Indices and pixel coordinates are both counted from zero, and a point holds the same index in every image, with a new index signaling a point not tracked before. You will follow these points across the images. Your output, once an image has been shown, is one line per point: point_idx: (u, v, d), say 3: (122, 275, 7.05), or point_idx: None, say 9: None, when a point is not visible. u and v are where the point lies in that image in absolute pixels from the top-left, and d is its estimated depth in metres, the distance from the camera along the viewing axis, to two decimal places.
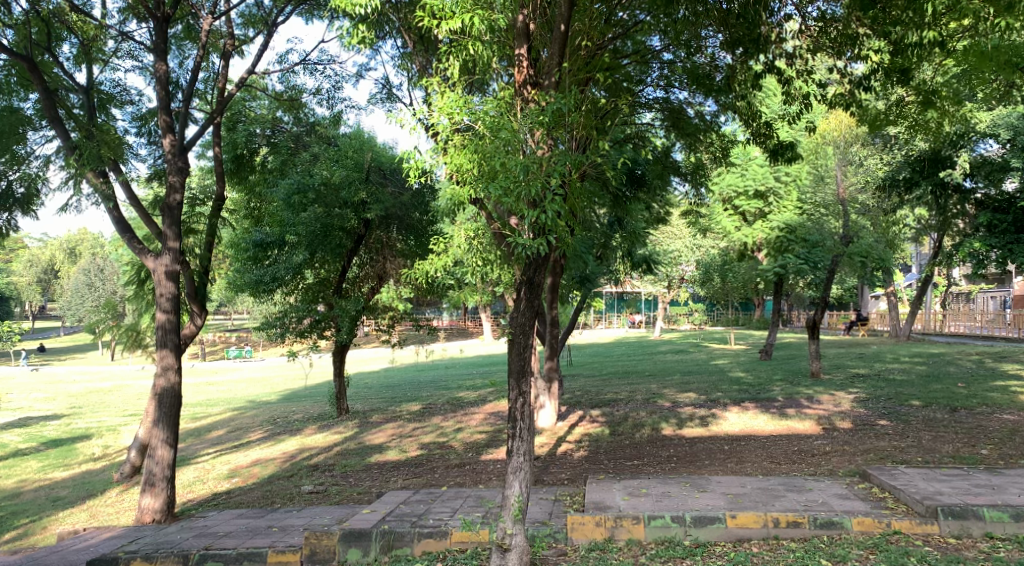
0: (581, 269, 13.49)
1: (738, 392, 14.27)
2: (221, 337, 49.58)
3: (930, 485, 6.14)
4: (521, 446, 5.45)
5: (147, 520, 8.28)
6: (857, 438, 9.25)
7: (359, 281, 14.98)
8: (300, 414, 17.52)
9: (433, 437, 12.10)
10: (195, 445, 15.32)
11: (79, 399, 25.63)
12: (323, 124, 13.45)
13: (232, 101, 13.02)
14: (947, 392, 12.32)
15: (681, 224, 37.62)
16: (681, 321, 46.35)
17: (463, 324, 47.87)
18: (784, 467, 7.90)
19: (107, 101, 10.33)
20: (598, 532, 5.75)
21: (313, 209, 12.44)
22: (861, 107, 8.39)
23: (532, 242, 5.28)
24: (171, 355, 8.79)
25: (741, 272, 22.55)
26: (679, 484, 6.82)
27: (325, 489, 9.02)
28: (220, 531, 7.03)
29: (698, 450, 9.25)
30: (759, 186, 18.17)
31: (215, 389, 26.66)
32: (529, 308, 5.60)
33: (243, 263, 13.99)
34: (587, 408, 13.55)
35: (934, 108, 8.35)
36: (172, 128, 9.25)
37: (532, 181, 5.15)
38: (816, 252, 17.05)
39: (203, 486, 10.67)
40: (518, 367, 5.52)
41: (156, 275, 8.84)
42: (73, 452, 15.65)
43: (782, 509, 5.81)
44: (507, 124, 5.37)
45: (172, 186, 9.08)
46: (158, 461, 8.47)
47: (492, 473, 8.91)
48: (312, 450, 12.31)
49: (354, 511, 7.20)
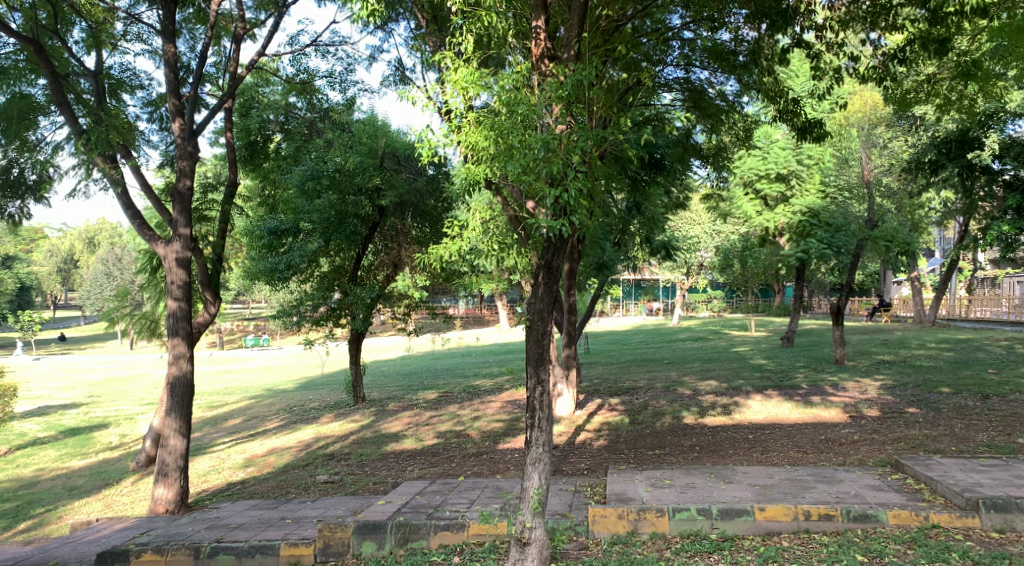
0: (599, 255, 13.21)
1: (760, 379, 14.00)
2: (239, 326, 49.83)
3: (969, 476, 5.81)
4: (541, 436, 5.23)
5: (161, 511, 8.25)
6: (886, 427, 8.94)
7: (374, 270, 14.67)
8: (316, 402, 17.49)
9: (450, 425, 11.95)
10: (211, 433, 15.29)
11: (98, 388, 25.83)
12: (337, 109, 13.18)
13: (244, 86, 12.79)
14: (977, 379, 11.95)
15: (699, 209, 37.06)
16: (699, 307, 45.89)
17: (480, 312, 47.77)
18: (812, 456, 7.62)
19: (117, 86, 10.24)
20: (620, 525, 5.54)
21: (326, 197, 12.31)
22: (894, 82, 7.99)
23: (553, 224, 5.02)
24: (183, 343, 8.67)
25: (762, 257, 21.99)
26: (704, 476, 6.57)
27: (340, 479, 8.88)
28: (232, 523, 6.90)
29: (721, 439, 9.00)
30: (781, 169, 17.37)
31: (232, 377, 26.75)
32: (547, 293, 5.37)
33: (258, 251, 13.83)
34: (605, 396, 13.31)
35: (974, 81, 7.90)
36: (181, 113, 9.09)
37: (553, 159, 4.92)
38: (840, 236, 17.05)
39: (218, 476, 10.59)
40: (536, 355, 5.30)
41: (167, 263, 8.74)
42: (90, 440, 15.70)
43: (814, 501, 5.54)
44: (525, 99, 5.17)
45: (182, 171, 8.91)
46: (171, 451, 8.41)
47: (509, 463, 8.72)
48: (328, 439, 12.22)
49: (369, 502, 7.05)
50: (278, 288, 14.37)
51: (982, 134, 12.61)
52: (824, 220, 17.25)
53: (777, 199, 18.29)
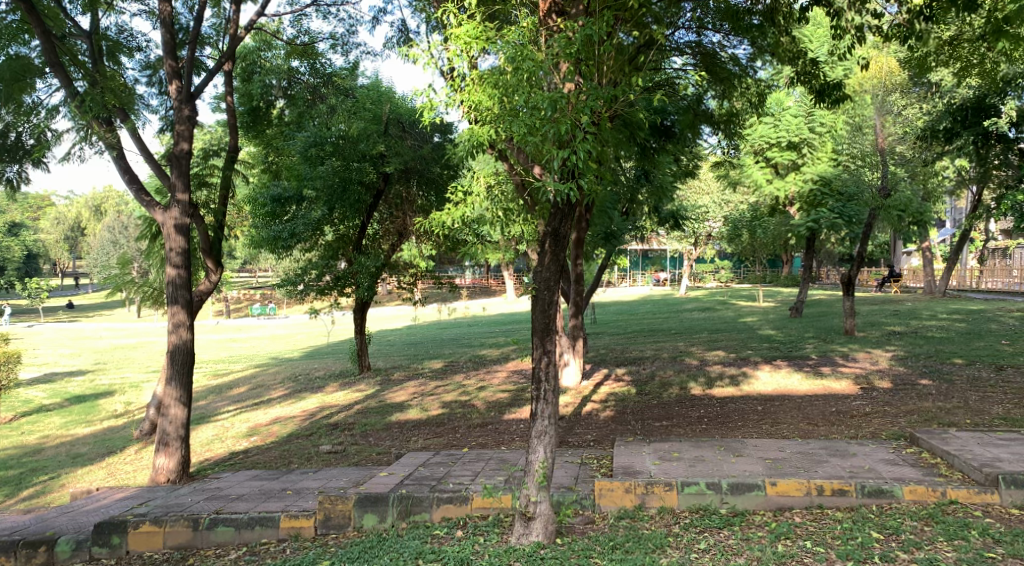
0: (607, 225, 13.01)
1: (769, 350, 13.84)
2: (246, 293, 49.92)
3: (988, 450, 5.56)
4: (546, 409, 5.08)
5: (162, 480, 8.24)
6: (898, 399, 8.75)
7: (379, 238, 14.51)
8: (321, 371, 17.50)
9: (456, 395, 11.87)
10: (216, 402, 15.30)
11: (104, 355, 25.94)
12: (341, 74, 12.57)
13: (244, 50, 12.19)
14: (990, 350, 11.74)
15: (708, 178, 36.58)
16: (706, 278, 45.63)
17: (486, 281, 47.64)
18: (823, 429, 7.47)
19: (115, 47, 9.98)
20: (627, 498, 5.41)
21: (329, 163, 12.20)
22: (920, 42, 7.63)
23: (561, 188, 4.79)
24: (183, 312, 8.51)
25: (771, 227, 21.66)
26: (713, 449, 6.43)
27: (343, 449, 8.81)
28: (232, 494, 6.82)
29: (730, 411, 8.86)
30: (792, 137, 16.99)
31: (238, 345, 26.79)
32: (554, 261, 5.17)
33: (261, 219, 13.68)
34: (612, 366, 13.21)
35: (1006, 39, 7.51)
36: (179, 75, 8.81)
37: (560, 120, 4.68)
38: (852, 206, 16.10)
39: (222, 445, 10.55)
40: (542, 325, 5.12)
41: (165, 229, 8.55)
42: (96, 408, 15.75)
43: (827, 476, 5.37)
44: (531, 54, 4.93)
45: (179, 135, 8.66)
46: (172, 421, 8.35)
47: (514, 434, 8.61)
48: (332, 408, 12.15)
49: (372, 474, 6.96)
50: (282, 256, 14.23)
51: (1000, 101, 12.68)
52: (836, 189, 16.64)
53: (788, 167, 17.91)
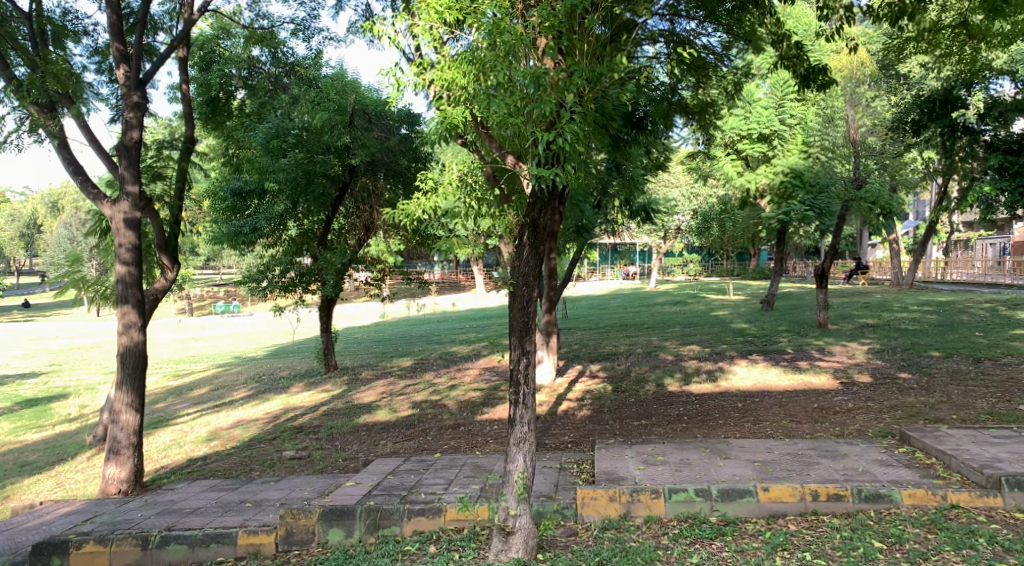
0: (579, 218, 12.63)
1: (744, 344, 13.69)
2: (209, 291, 48.57)
3: (985, 450, 5.34)
4: (526, 413, 4.76)
5: (112, 491, 7.70)
6: (879, 394, 8.59)
7: (345, 233, 13.82)
8: (286, 370, 16.92)
9: (426, 394, 11.43)
10: (174, 404, 14.59)
11: (58, 356, 24.84)
12: (303, 63, 12.09)
13: (201, 38, 11.59)
14: (966, 342, 11.68)
15: (677, 171, 36.58)
16: (675, 271, 45.85)
17: (455, 276, 47.10)
18: (807, 427, 7.23)
19: (60, 32, 9.17)
20: (612, 508, 5.07)
21: (293, 155, 11.57)
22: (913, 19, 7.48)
23: (544, 174, 4.44)
24: (134, 312, 7.94)
25: (740, 220, 21.62)
26: (698, 451, 6.13)
27: (308, 455, 8.35)
28: (187, 507, 6.32)
29: (709, 408, 8.62)
30: (764, 129, 16.81)
31: (200, 344, 25.92)
32: (533, 255, 4.83)
33: (221, 214, 13.04)
34: (585, 362, 12.92)
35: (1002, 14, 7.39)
36: (127, 59, 8.16)
37: (545, 99, 4.40)
38: (823, 199, 15.86)
39: (179, 450, 9.99)
40: (520, 324, 4.77)
41: (114, 224, 7.95)
42: (47, 412, 14.95)
43: (820, 480, 5.11)
44: (511, 27, 4.62)
45: (128, 122, 8.02)
46: (122, 428, 7.79)
47: (489, 436, 8.23)
48: (297, 410, 11.64)
49: (338, 483, 6.52)
50: (244, 253, 13.61)
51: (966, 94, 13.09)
52: (807, 181, 16.28)
53: (759, 159, 17.74)
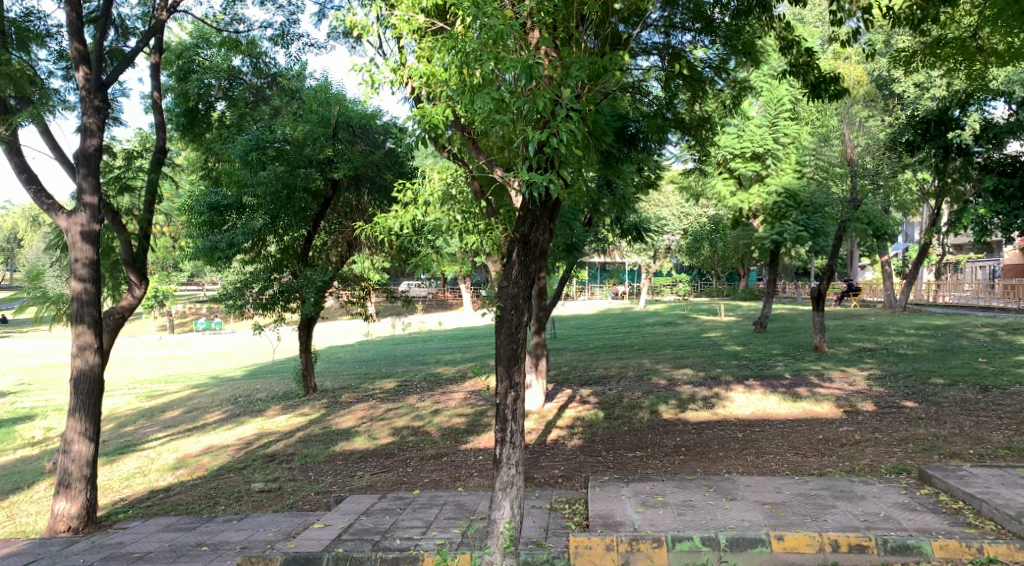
0: (569, 236, 12.13)
1: (739, 368, 13.20)
2: (192, 308, 47.68)
3: (1019, 495, 4.86)
4: (513, 453, 4.24)
5: (61, 529, 7.05)
6: (887, 425, 8.09)
7: (326, 250, 13.36)
8: (264, 392, 16.23)
9: (408, 420, 10.83)
10: (144, 428, 13.87)
11: (29, 375, 23.95)
12: (286, 75, 11.67)
13: (180, 46, 11.15)
14: (971, 369, 11.22)
15: (669, 190, 36.40)
16: (664, 291, 45.74)
17: (443, 295, 46.52)
18: (815, 462, 6.73)
19: (25, 35, 8.49)
20: (608, 558, 4.53)
21: (273, 167, 10.84)
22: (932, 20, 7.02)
23: (538, 179, 3.95)
24: (90, 332, 7.33)
25: (731, 239, 21.28)
26: (701, 491, 5.60)
27: (278, 488, 7.73)
28: (136, 552, 5.71)
29: (708, 439, 8.09)
30: (758, 147, 16.33)
31: (178, 363, 25.09)
32: (523, 274, 4.34)
33: (196, 228, 12.36)
34: (575, 386, 12.35)
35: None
36: (88, 61, 7.61)
37: (538, 94, 3.97)
38: (817, 218, 16.30)
39: (142, 480, 9.33)
40: (508, 352, 4.26)
41: (69, 238, 7.36)
42: (10, 435, 14.17)
43: (840, 527, 4.59)
44: (499, 12, 4.19)
45: (87, 128, 7.43)
46: (75, 458, 7.18)
47: (473, 469, 7.67)
48: (271, 436, 11.00)
49: (307, 524, 5.94)
50: (220, 269, 12.93)
51: (963, 115, 12.60)
52: (801, 201, 16.36)
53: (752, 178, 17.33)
